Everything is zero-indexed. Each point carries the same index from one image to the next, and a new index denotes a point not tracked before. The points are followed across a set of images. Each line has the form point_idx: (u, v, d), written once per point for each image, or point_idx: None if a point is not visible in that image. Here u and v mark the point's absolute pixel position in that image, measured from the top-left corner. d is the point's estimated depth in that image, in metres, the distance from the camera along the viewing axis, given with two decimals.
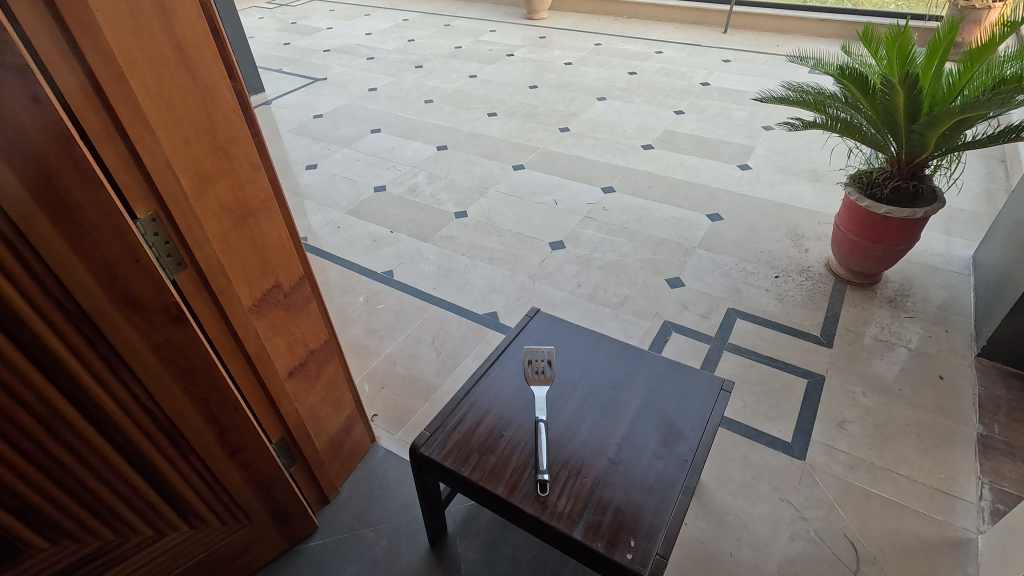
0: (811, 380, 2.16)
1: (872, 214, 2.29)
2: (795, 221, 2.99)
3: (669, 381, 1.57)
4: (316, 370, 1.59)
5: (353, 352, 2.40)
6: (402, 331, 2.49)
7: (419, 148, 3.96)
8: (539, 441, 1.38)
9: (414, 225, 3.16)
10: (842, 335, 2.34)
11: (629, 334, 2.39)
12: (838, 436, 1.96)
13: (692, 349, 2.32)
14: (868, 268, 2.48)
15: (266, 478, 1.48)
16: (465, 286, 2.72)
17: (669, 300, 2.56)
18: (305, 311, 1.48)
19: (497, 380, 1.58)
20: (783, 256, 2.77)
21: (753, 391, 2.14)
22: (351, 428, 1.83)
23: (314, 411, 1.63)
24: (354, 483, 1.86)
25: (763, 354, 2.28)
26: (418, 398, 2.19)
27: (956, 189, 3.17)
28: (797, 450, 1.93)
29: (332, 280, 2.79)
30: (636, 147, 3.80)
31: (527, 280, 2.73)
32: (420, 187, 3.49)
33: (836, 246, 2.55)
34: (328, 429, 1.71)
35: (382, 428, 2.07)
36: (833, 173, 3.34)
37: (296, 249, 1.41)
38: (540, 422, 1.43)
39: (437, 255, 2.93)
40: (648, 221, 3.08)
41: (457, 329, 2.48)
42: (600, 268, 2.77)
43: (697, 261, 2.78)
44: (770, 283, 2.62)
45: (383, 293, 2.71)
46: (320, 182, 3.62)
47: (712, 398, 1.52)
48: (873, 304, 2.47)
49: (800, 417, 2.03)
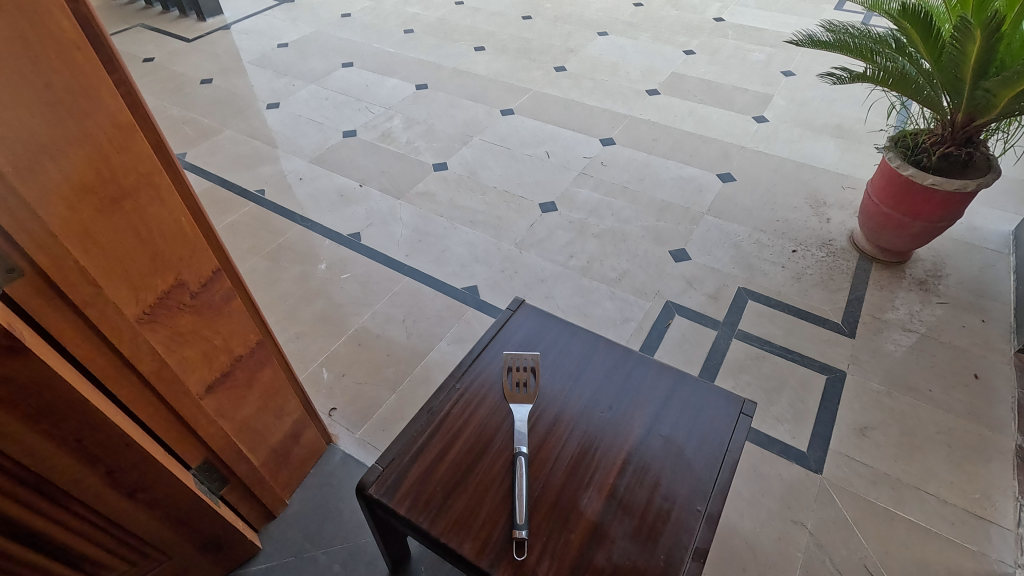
0: (830, 376, 1.91)
1: (915, 185, 1.97)
2: (817, 184, 2.66)
3: (678, 399, 1.29)
4: (247, 378, 1.29)
5: (312, 332, 2.10)
6: (369, 307, 2.18)
7: (397, 87, 3.50)
8: (521, 486, 1.11)
9: (386, 178, 2.79)
10: (866, 322, 2.07)
11: (627, 317, 2.11)
12: (859, 445, 1.73)
13: (697, 335, 2.05)
14: (899, 245, 2.18)
15: (182, 511, 1.22)
16: (443, 255, 2.39)
17: (673, 277, 2.26)
18: (226, 312, 1.17)
19: (473, 391, 1.29)
20: (802, 226, 2.46)
21: (764, 389, 1.88)
22: (299, 434, 1.56)
23: (248, 424, 1.35)
24: (307, 494, 1.62)
25: (777, 344, 2.01)
26: (384, 389, 1.92)
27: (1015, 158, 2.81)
28: (813, 461, 1.70)
29: (292, 244, 2.46)
30: (640, 91, 3.38)
31: (513, 249, 2.41)
32: (395, 133, 3.08)
33: (864, 217, 2.24)
34: (269, 438, 1.44)
35: (341, 425, 1.81)
36: (860, 129, 2.96)
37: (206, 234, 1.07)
38: (520, 456, 1.16)
39: (411, 216, 2.58)
40: (651, 180, 2.73)
41: (432, 306, 2.18)
42: (596, 236, 2.45)
43: (705, 230, 2.46)
44: (787, 259, 2.32)
45: (349, 260, 2.38)
46: (283, 123, 3.19)
47: (730, 424, 1.24)
48: (901, 287, 2.18)
49: (817, 422, 1.79)
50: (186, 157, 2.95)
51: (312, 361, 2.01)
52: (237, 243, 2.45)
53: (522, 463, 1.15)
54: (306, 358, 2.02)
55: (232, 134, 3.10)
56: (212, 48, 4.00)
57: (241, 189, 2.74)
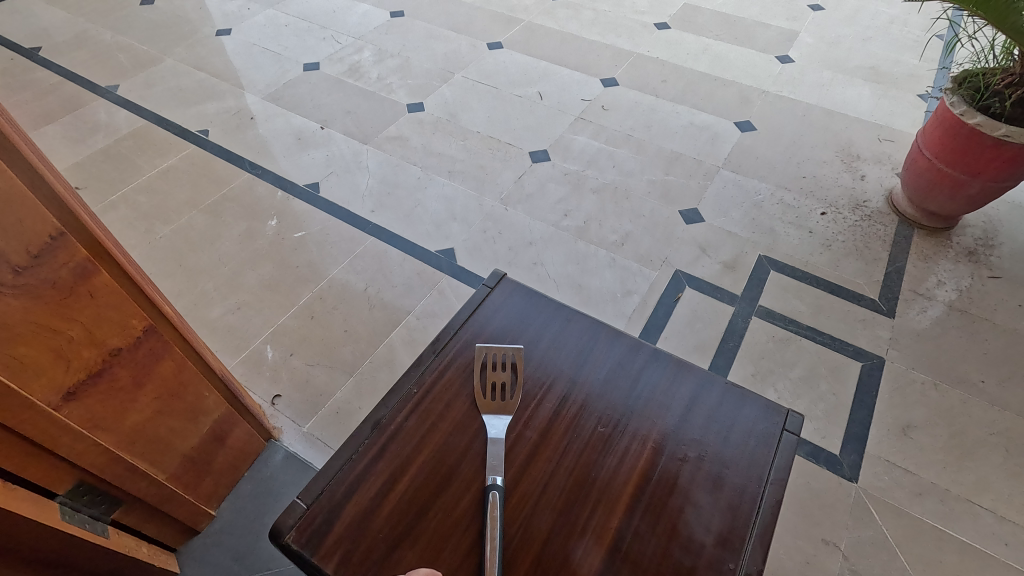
0: (866, 364, 1.62)
1: (981, 137, 1.63)
2: (849, 136, 2.31)
3: (701, 410, 0.97)
4: (133, 376, 0.97)
5: (257, 301, 1.77)
6: (326, 272, 1.85)
7: (369, 13, 3.04)
8: (492, 536, 0.80)
9: (352, 120, 2.39)
10: (907, 299, 1.77)
11: (629, 290, 1.80)
12: (900, 448, 1.46)
13: (711, 312, 1.74)
14: (949, 209, 1.86)
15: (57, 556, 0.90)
16: (415, 211, 2.04)
17: (683, 243, 1.94)
18: (83, 292, 0.83)
19: (433, 398, 0.97)
20: (833, 183, 2.13)
21: (789, 378, 1.60)
22: (225, 435, 1.26)
23: (142, 432, 1.04)
24: (239, 505, 1.33)
25: (803, 324, 1.72)
26: (338, 372, 1.61)
27: None
28: (847, 467, 1.43)
29: (238, 195, 2.09)
30: (648, 25, 2.95)
31: (497, 206, 2.06)
32: (364, 67, 2.66)
33: (909, 175, 1.90)
34: (179, 445, 1.13)
35: (286, 417, 1.52)
36: (897, 73, 2.59)
37: (42, 189, 0.73)
38: (494, 490, 0.86)
39: (379, 164, 2.21)
40: (658, 128, 2.36)
41: (400, 273, 1.85)
42: (595, 191, 2.11)
43: (720, 187, 2.13)
44: (815, 223, 2.00)
45: (304, 215, 2.02)
46: (234, 53, 2.75)
47: (770, 446, 0.94)
48: (947, 258, 1.88)
49: (851, 420, 1.51)
50: (118, 91, 2.52)
51: (255, 337, 1.69)
52: (173, 194, 2.08)
53: (497, 500, 0.84)
54: (247, 333, 1.70)
55: (174, 65, 2.66)
56: None
57: (182, 129, 2.34)
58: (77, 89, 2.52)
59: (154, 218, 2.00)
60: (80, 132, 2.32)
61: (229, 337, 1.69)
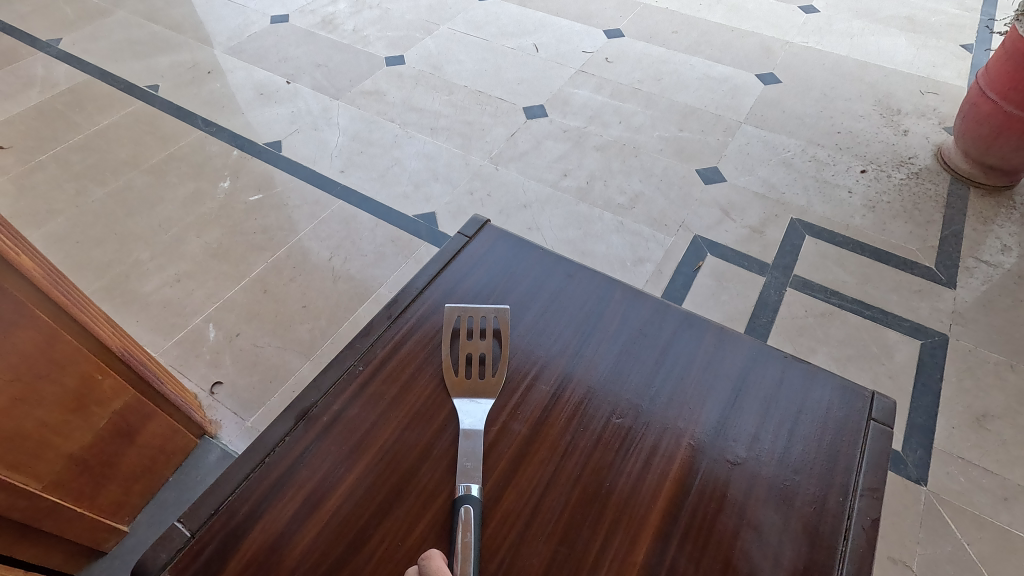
0: (926, 342, 1.35)
1: None
2: (886, 88, 2.03)
3: (756, 393, 0.71)
4: None
5: (200, 273, 1.50)
6: (285, 241, 1.57)
7: None
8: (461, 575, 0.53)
9: (323, 73, 2.11)
10: (969, 267, 1.50)
11: (640, 257, 1.53)
12: (976, 442, 1.19)
13: (738, 283, 1.48)
14: (1015, 162, 1.59)
15: None
16: (391, 171, 1.77)
17: (702, 204, 1.67)
18: None
19: (385, 379, 0.70)
20: (872, 139, 1.85)
21: (836, 359, 1.33)
22: (133, 430, 0.98)
23: None
24: (161, 518, 1.07)
25: (848, 296, 1.45)
26: (293, 355, 1.34)
27: None
28: (913, 466, 1.16)
29: (188, 154, 1.81)
30: None
31: (486, 164, 1.79)
32: (339, 18, 2.38)
33: (966, 123, 1.63)
34: (58, 444, 0.86)
35: (226, 408, 1.25)
36: (936, 22, 2.31)
37: None
38: (466, 505, 0.59)
39: (352, 120, 1.94)
40: (670, 80, 2.09)
41: (371, 239, 1.58)
42: (598, 148, 1.83)
43: (743, 143, 1.85)
44: (854, 182, 1.73)
45: (263, 176, 1.75)
46: (195, 5, 2.46)
47: (854, 442, 0.66)
48: (1011, 220, 1.60)
49: (914, 408, 1.25)
50: (60, 44, 2.23)
51: (196, 314, 1.42)
52: (111, 153, 1.80)
53: (470, 519, 0.58)
54: (187, 310, 1.42)
55: (126, 17, 2.37)
56: None
57: (129, 84, 2.06)
58: (13, 43, 2.23)
59: (88, 179, 1.72)
60: (11, 87, 2.03)
61: (164, 314, 1.41)
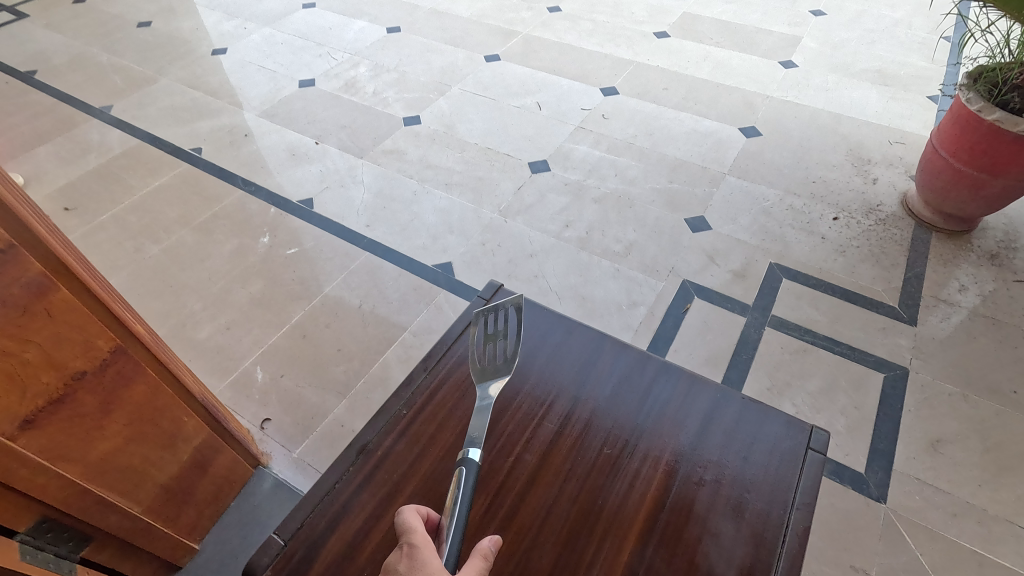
0: (889, 375, 1.53)
1: (1002, 133, 1.56)
2: (858, 139, 2.24)
3: (718, 427, 0.89)
4: (100, 403, 0.90)
5: (246, 320, 1.71)
6: (319, 290, 1.78)
7: (365, 29, 3.01)
8: (450, 525, 0.56)
9: (348, 134, 2.35)
10: (929, 306, 1.68)
11: (635, 301, 1.72)
12: (932, 465, 1.36)
13: (722, 323, 1.66)
14: (969, 210, 1.77)
15: None
16: (411, 224, 1.99)
17: (690, 251, 1.86)
18: (39, 311, 0.76)
19: (423, 420, 0.89)
20: (843, 187, 2.05)
21: (808, 391, 1.51)
22: (207, 461, 1.18)
23: (112, 461, 0.96)
24: (224, 538, 1.25)
25: (820, 334, 1.63)
26: (331, 394, 1.54)
27: None
28: (875, 487, 1.33)
29: (231, 212, 2.04)
30: (647, 34, 2.90)
31: (496, 217, 2.00)
32: (361, 81, 2.63)
33: (924, 176, 1.83)
34: (155, 474, 1.05)
35: (275, 442, 1.44)
36: (904, 75, 2.52)
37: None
38: (464, 466, 0.61)
39: (375, 178, 2.16)
40: (661, 135, 2.31)
41: (395, 288, 1.78)
42: (596, 200, 2.04)
43: (727, 194, 2.06)
44: (827, 228, 1.92)
45: (297, 231, 1.96)
46: (229, 71, 2.73)
47: (795, 466, 0.85)
48: (968, 262, 1.79)
49: (877, 435, 1.41)
50: (112, 111, 2.49)
51: (244, 358, 1.62)
52: (163, 212, 2.03)
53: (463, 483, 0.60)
54: (237, 354, 1.63)
55: (169, 85, 2.64)
56: None
57: (175, 148, 2.30)
58: (70, 110, 2.49)
59: (143, 237, 1.95)
60: (71, 152, 2.28)
61: (217, 358, 1.62)
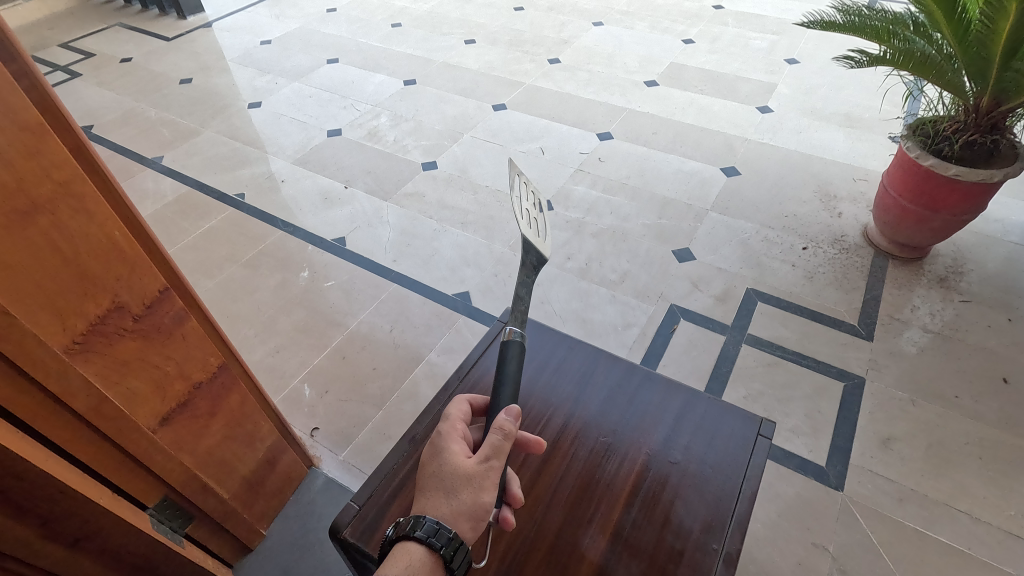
0: (848, 383, 1.77)
1: (936, 176, 1.83)
2: (826, 176, 2.52)
3: (689, 420, 1.15)
4: (210, 407, 1.16)
5: (293, 344, 1.97)
6: (354, 316, 2.05)
7: (384, 82, 3.35)
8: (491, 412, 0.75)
9: (373, 179, 2.65)
10: (885, 324, 1.94)
11: (629, 323, 1.98)
12: (883, 459, 1.60)
13: (704, 341, 1.92)
14: (918, 240, 2.04)
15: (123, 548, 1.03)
16: (432, 258, 2.27)
17: (677, 278, 2.13)
18: (179, 336, 1.03)
19: None
20: (812, 221, 2.33)
21: (778, 398, 1.75)
22: (276, 460, 1.43)
23: (213, 455, 1.22)
24: (286, 525, 1.49)
25: (789, 349, 1.88)
26: (369, 406, 1.79)
27: None
28: (833, 477, 1.57)
29: (273, 250, 2.32)
30: (638, 83, 3.23)
31: (506, 251, 2.28)
32: (382, 131, 2.94)
33: (879, 212, 2.10)
34: (240, 468, 1.31)
35: (323, 447, 1.70)
36: (869, 118, 2.82)
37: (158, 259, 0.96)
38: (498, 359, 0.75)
39: (398, 218, 2.45)
40: (652, 175, 2.60)
41: (420, 314, 2.05)
42: (594, 235, 2.32)
43: (709, 227, 2.33)
44: (797, 257, 2.19)
45: (333, 266, 2.24)
46: (264, 123, 3.05)
47: (747, 448, 1.10)
48: (920, 285, 2.05)
49: (836, 434, 1.66)
50: (162, 161, 2.81)
51: (292, 376, 1.88)
52: (214, 251, 2.32)
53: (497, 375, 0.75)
54: (286, 373, 1.89)
55: (211, 136, 2.96)
56: (192, 46, 3.83)
57: (220, 194, 2.60)
58: (126, 161, 2.80)
59: (199, 273, 2.23)
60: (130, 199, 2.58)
61: (269, 377, 1.88)
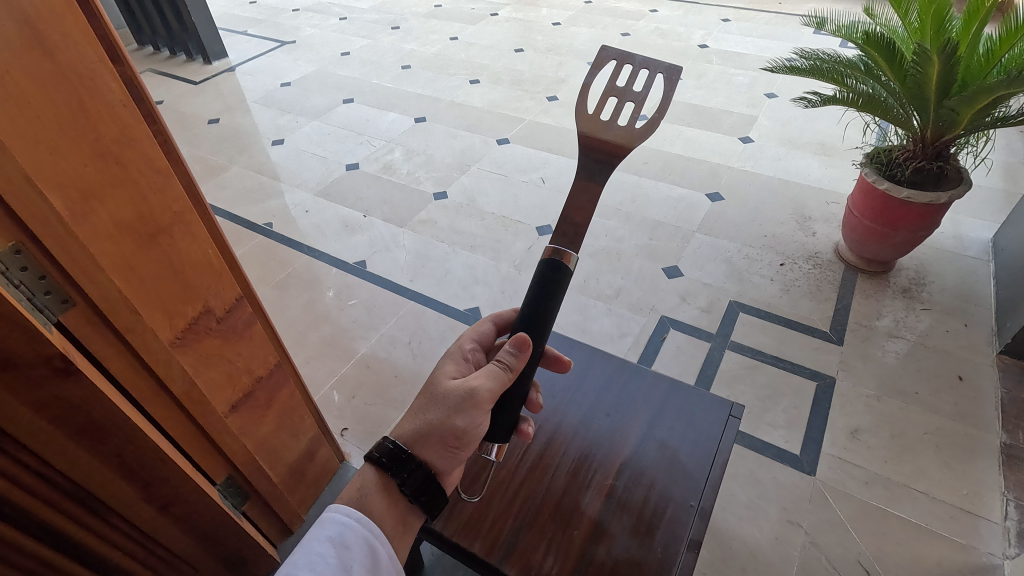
0: (821, 383, 1.98)
1: (891, 198, 2.06)
2: (802, 199, 2.77)
3: (671, 405, 1.36)
4: (266, 398, 1.38)
5: (321, 356, 2.19)
6: (376, 330, 2.28)
7: (396, 120, 3.64)
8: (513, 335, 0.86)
9: (389, 208, 2.91)
10: (854, 330, 2.15)
11: (624, 332, 2.20)
12: (851, 448, 1.80)
13: (691, 348, 2.14)
14: (881, 254, 2.27)
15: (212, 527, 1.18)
16: (445, 278, 2.50)
17: (667, 292, 2.36)
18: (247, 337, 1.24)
19: None
20: (789, 239, 2.56)
21: (758, 396, 1.96)
22: (314, 451, 1.64)
23: (266, 442, 1.43)
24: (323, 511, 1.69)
25: (768, 354, 2.10)
26: (392, 408, 2.00)
27: (988, 169, 2.93)
28: (807, 464, 1.76)
29: (300, 273, 2.56)
30: None
31: (511, 270, 2.51)
32: (396, 164, 3.22)
33: (847, 230, 2.34)
34: (286, 455, 1.51)
35: (352, 444, 1.90)
36: (840, 147, 3.09)
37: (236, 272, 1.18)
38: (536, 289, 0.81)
39: (413, 242, 2.69)
40: (643, 201, 2.85)
41: (436, 328, 2.27)
42: (591, 255, 2.56)
43: (696, 247, 2.57)
44: (775, 272, 2.42)
45: (355, 286, 2.48)
46: (288, 158, 3.33)
47: (720, 426, 1.32)
48: (885, 295, 2.27)
49: (810, 427, 1.86)
50: None
51: (322, 384, 2.09)
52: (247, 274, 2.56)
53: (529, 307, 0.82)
54: (316, 381, 2.10)
55: (240, 171, 3.23)
56: (218, 89, 4.15)
57: (250, 223, 2.85)
58: None
59: None
60: None
61: None
